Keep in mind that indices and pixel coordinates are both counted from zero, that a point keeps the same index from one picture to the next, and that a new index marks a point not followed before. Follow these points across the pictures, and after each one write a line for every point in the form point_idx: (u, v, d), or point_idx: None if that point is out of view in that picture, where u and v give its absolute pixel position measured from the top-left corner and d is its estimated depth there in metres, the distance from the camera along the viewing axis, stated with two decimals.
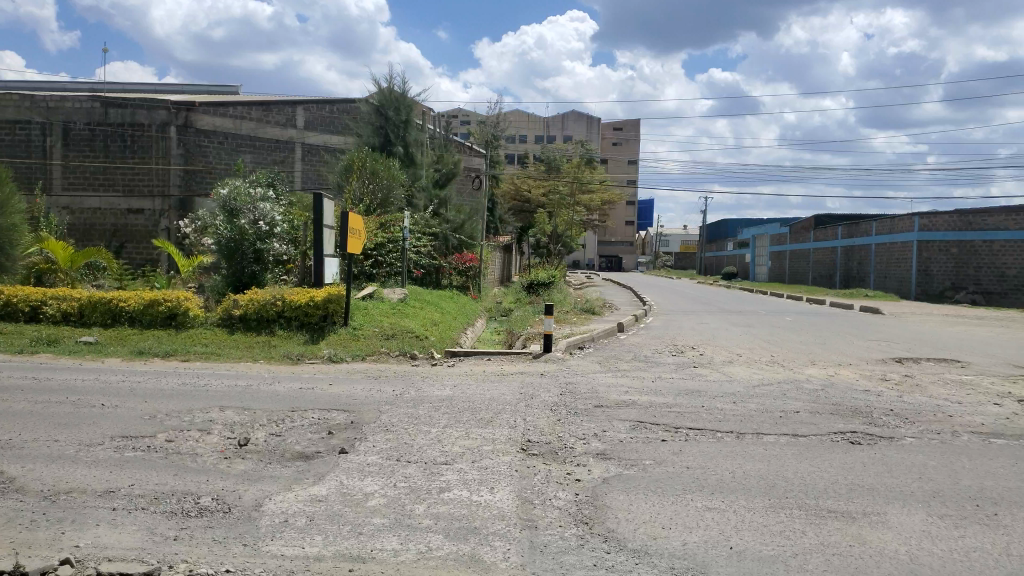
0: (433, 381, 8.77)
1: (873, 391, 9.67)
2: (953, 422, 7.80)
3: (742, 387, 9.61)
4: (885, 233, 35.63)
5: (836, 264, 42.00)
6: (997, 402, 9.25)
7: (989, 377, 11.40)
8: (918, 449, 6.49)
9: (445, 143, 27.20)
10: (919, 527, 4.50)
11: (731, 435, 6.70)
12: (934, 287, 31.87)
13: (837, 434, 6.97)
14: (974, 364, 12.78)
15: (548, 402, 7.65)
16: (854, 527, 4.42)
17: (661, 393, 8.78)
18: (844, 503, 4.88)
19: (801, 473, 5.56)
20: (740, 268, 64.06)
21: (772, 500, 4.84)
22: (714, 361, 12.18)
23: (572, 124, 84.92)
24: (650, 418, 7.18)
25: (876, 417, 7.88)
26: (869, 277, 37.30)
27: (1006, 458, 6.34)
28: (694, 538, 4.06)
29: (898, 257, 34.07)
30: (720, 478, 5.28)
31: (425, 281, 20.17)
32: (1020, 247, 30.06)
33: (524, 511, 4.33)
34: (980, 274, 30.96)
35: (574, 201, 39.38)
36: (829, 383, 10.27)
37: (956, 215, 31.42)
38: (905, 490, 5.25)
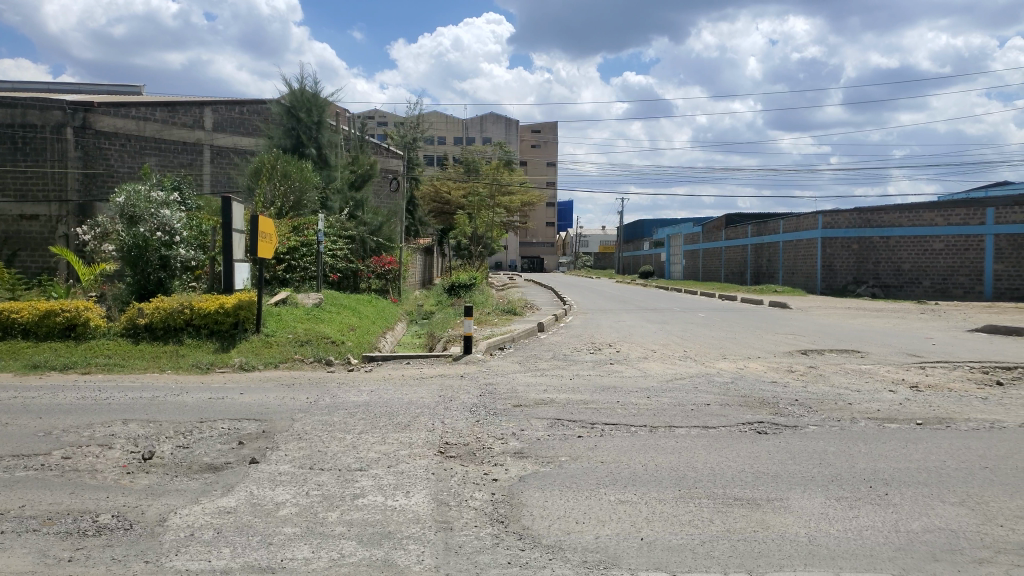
0: (350, 387, 8.65)
1: (779, 382, 10.09)
2: (852, 409, 8.25)
3: (656, 382, 9.88)
4: (791, 231, 37.23)
5: (747, 262, 43.57)
6: (893, 389, 9.83)
7: (885, 366, 12.08)
8: (818, 436, 6.82)
9: (362, 144, 26.82)
10: (818, 510, 4.73)
11: (645, 429, 6.88)
12: (838, 281, 33.70)
13: (745, 424, 7.26)
14: (872, 354, 13.50)
15: (467, 404, 7.67)
16: (759, 513, 4.61)
17: (578, 390, 8.93)
18: (750, 490, 5.09)
19: (710, 463, 5.77)
20: (657, 267, 65.67)
21: (682, 491, 5.00)
22: (630, 357, 12.46)
23: (490, 126, 85.26)
24: (567, 415, 7.31)
25: (782, 407, 8.24)
26: (778, 273, 38.87)
27: (898, 441, 6.73)
28: (606, 531, 4.16)
29: (804, 253, 35.68)
30: (633, 471, 5.42)
31: (342, 284, 19.88)
32: (913, 242, 31.86)
33: (440, 513, 4.34)
34: (879, 268, 32.66)
35: (495, 204, 38.43)
36: (738, 375, 10.68)
37: (855, 213, 33.23)
38: (806, 476, 5.51)
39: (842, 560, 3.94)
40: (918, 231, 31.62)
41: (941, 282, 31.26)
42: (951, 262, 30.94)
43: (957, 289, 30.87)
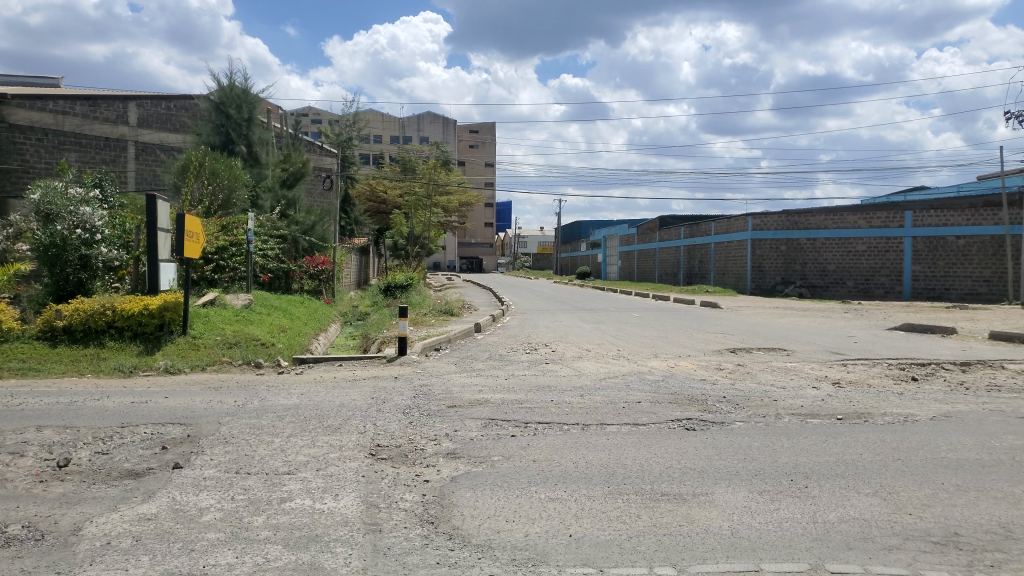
0: (279, 389, 8.51)
1: (708, 380, 10.36)
2: (777, 405, 8.53)
3: (590, 380, 10.01)
4: (723, 232, 38.25)
5: (680, 263, 44.53)
6: (816, 385, 10.21)
7: (809, 363, 12.52)
8: (743, 432, 7.03)
9: (295, 142, 26.35)
10: (741, 503, 4.88)
11: (577, 427, 6.97)
12: (767, 281, 34.70)
13: (675, 421, 7.43)
14: (797, 352, 13.97)
15: (400, 406, 7.62)
16: (684, 508, 4.73)
17: (513, 390, 8.98)
18: (676, 485, 5.21)
19: (639, 460, 5.88)
20: (593, 268, 66.48)
21: (611, 487, 5.09)
22: (565, 357, 12.57)
23: (427, 125, 84.82)
24: (501, 414, 7.34)
25: (710, 404, 8.45)
26: (710, 274, 39.87)
27: (819, 436, 7.00)
28: (536, 529, 4.20)
29: (735, 255, 36.71)
30: (564, 468, 5.49)
31: (273, 285, 19.49)
32: (838, 244, 33.10)
33: (369, 515, 4.31)
34: (805, 269, 33.82)
35: (431, 203, 38.04)
36: (669, 374, 10.90)
37: (783, 215, 34.33)
38: (731, 470, 5.68)
39: (762, 551, 4.07)
40: (843, 233, 32.87)
41: (863, 282, 32.54)
42: (873, 263, 32.21)
43: (878, 289, 32.16)
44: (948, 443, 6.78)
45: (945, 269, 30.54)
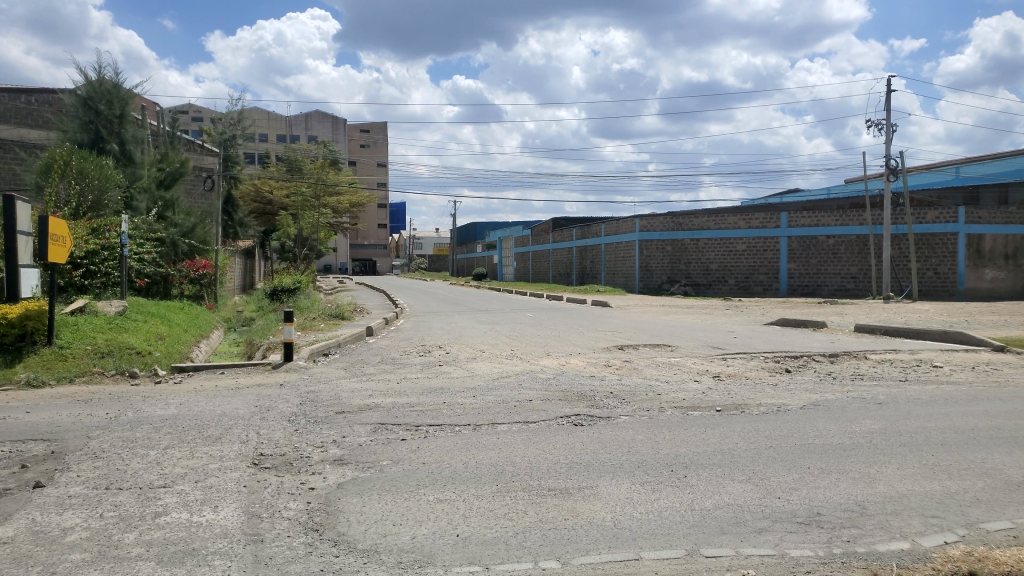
0: (157, 400, 8.11)
1: (597, 376, 10.66)
2: (661, 399, 8.89)
3: (482, 381, 10.07)
4: (612, 233, 39.39)
5: (572, 263, 45.46)
6: (697, 379, 10.71)
7: (693, 358, 13.08)
8: (628, 426, 7.28)
9: (173, 140, 25.12)
10: (624, 495, 5.06)
11: (468, 428, 7.00)
12: (654, 280, 36.09)
13: (563, 418, 7.60)
14: (681, 348, 14.55)
15: (286, 413, 7.44)
16: (570, 502, 4.86)
17: (404, 393, 8.91)
18: (563, 480, 5.34)
19: (527, 457, 5.98)
20: (489, 269, 66.95)
21: (499, 485, 5.17)
22: (459, 358, 12.59)
23: (316, 125, 82.83)
24: (392, 418, 7.29)
25: (598, 400, 8.70)
26: (601, 274, 40.97)
27: (698, 427, 7.33)
28: (423, 530, 4.21)
29: (624, 255, 37.97)
30: (453, 469, 5.52)
31: (150, 291, 18.53)
32: (719, 244, 34.66)
33: (250, 525, 4.19)
34: (689, 268, 35.29)
35: (320, 204, 37.15)
36: (559, 371, 11.11)
37: (668, 217, 35.73)
38: (615, 463, 5.87)
39: (642, 540, 4.23)
40: (724, 234, 34.45)
41: (743, 281, 34.22)
42: (753, 262, 33.93)
43: (757, 287, 33.88)
44: (815, 430, 7.26)
45: (817, 267, 32.50)
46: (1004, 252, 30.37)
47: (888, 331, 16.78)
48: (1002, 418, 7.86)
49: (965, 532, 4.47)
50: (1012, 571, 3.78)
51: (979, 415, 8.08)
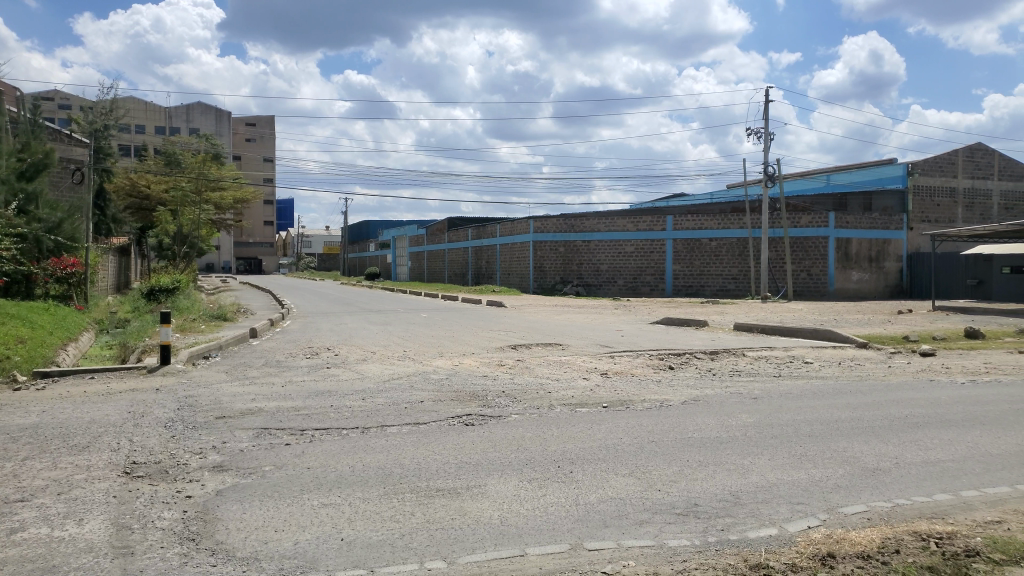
0: (18, 408, 7.57)
1: (489, 376, 10.73)
2: (552, 397, 9.04)
3: (371, 383, 9.90)
4: (507, 234, 39.87)
5: (467, 264, 45.51)
6: (586, 376, 10.95)
7: (583, 356, 13.37)
8: (518, 424, 7.36)
9: (34, 129, 23.30)
10: (511, 493, 5.12)
11: (355, 431, 6.89)
12: (548, 280, 36.95)
13: (454, 418, 7.60)
14: (572, 346, 14.85)
15: (161, 419, 7.08)
16: (458, 502, 4.87)
17: (290, 397, 8.68)
18: (450, 481, 5.34)
19: (415, 458, 5.96)
20: (382, 269, 66.08)
21: (386, 488, 5.11)
22: (348, 360, 12.36)
23: (198, 117, 79.21)
24: (276, 423, 7.07)
25: (489, 399, 8.76)
26: (496, 273, 41.30)
27: (585, 424, 7.52)
28: (306, 536, 4.12)
29: (518, 255, 38.61)
30: (339, 473, 5.42)
31: (9, 290, 17.21)
32: (610, 246, 35.64)
33: (120, 538, 3.98)
34: (581, 268, 36.19)
35: (201, 200, 35.48)
36: (451, 372, 11.10)
37: (561, 219, 36.48)
38: (503, 462, 5.92)
39: (527, 537, 4.30)
40: (614, 236, 35.42)
41: (632, 281, 35.26)
42: (641, 263, 34.99)
43: (645, 287, 34.97)
44: (695, 424, 7.58)
45: (701, 268, 33.87)
46: (868, 255, 32.70)
47: (764, 330, 17.74)
48: (863, 409, 8.47)
49: (826, 516, 4.80)
50: (866, 550, 4.08)
51: (843, 407, 8.69)
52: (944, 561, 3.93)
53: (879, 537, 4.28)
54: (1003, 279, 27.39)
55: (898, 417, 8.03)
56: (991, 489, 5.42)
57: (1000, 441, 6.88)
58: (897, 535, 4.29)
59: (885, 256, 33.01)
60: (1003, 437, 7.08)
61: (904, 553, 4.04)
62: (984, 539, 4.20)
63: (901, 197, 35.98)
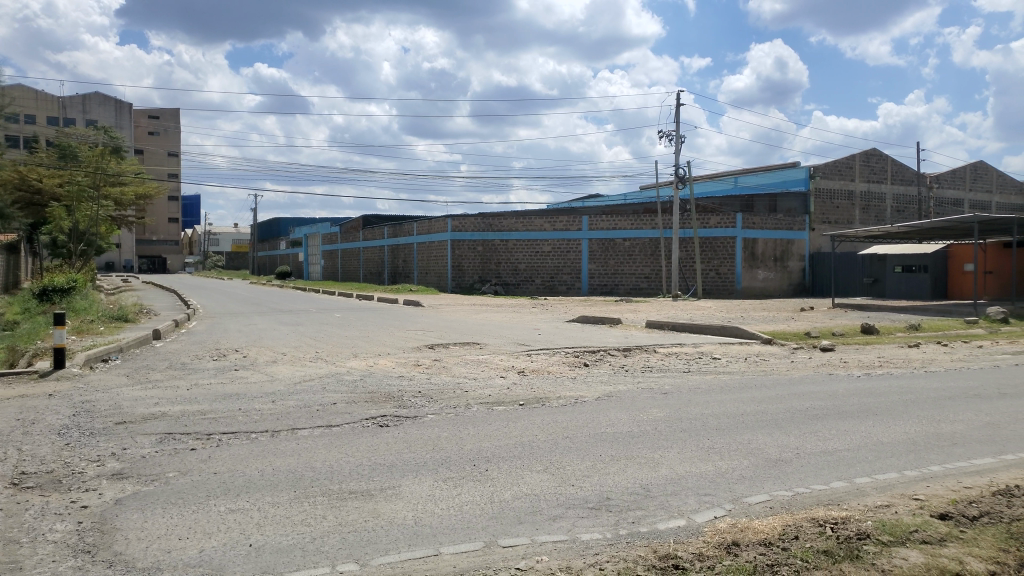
0: None
1: (405, 377, 10.63)
2: (469, 396, 9.06)
3: (283, 386, 9.65)
4: (424, 233, 39.61)
5: (383, 263, 44.99)
6: (503, 375, 11.01)
7: (499, 355, 13.43)
8: (433, 424, 7.33)
9: None
10: (426, 493, 5.09)
11: (265, 435, 6.71)
12: (466, 279, 36.90)
13: (368, 419, 7.51)
14: (489, 345, 14.89)
15: (55, 427, 6.69)
16: (372, 504, 4.81)
17: (195, 401, 8.37)
18: (364, 482, 5.27)
19: (328, 461, 5.85)
20: (294, 268, 64.57)
21: (297, 492, 4.99)
22: (258, 362, 12.00)
23: (96, 108, 75.37)
24: (181, 428, 6.81)
25: (405, 400, 8.69)
26: (412, 273, 41.00)
27: (501, 422, 7.56)
28: (212, 543, 3.98)
29: (436, 254, 38.42)
30: (247, 478, 5.27)
31: None
32: (527, 245, 35.90)
33: (7, 553, 3.75)
34: (500, 268, 36.28)
35: (99, 194, 33.67)
36: (366, 373, 10.95)
37: (479, 218, 36.50)
38: (418, 462, 5.89)
39: (441, 536, 4.29)
40: (531, 235, 35.69)
41: (548, 280, 35.64)
42: (557, 263, 35.41)
43: (561, 286, 35.40)
44: (607, 419, 7.74)
45: (616, 267, 34.54)
46: (773, 255, 34.09)
47: (674, 327, 18.24)
48: (767, 403, 8.84)
49: (731, 506, 4.99)
50: (768, 537, 4.25)
51: (748, 400, 9.04)
52: (840, 545, 4.14)
53: (781, 524, 4.47)
54: (895, 277, 29.03)
55: (799, 409, 8.43)
56: (882, 475, 5.76)
57: (891, 430, 7.31)
58: (797, 522, 4.50)
59: (788, 256, 34.47)
60: (893, 426, 7.53)
61: (803, 539, 4.23)
62: (875, 523, 4.45)
63: (803, 200, 37.70)
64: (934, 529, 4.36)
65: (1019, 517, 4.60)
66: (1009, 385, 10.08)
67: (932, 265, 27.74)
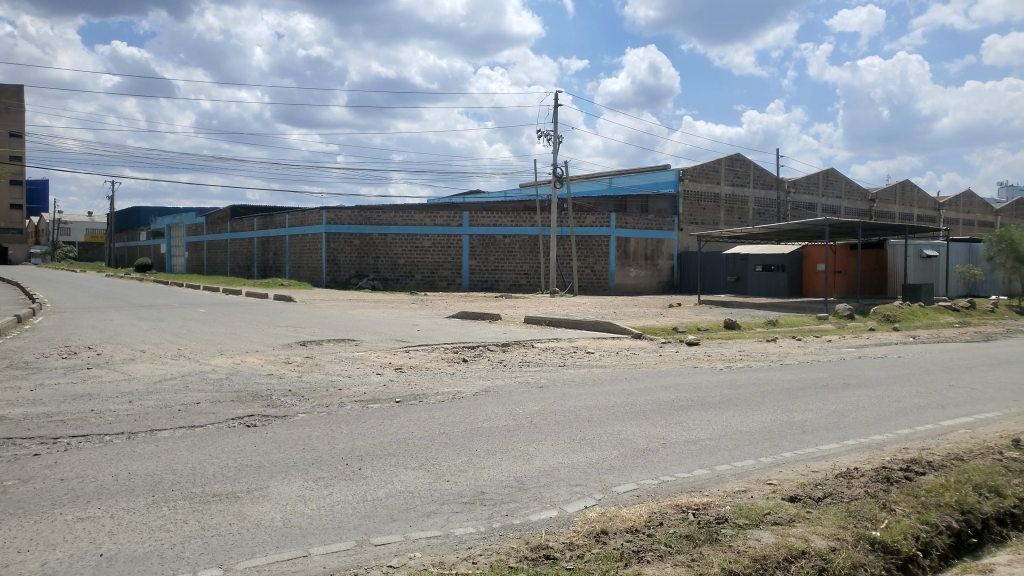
0: None
1: (275, 375, 10.27)
2: (342, 394, 8.87)
3: (141, 385, 9.09)
4: (297, 225, 38.41)
5: (253, 256, 43.27)
6: (379, 372, 10.86)
7: (375, 352, 13.23)
8: (303, 424, 7.12)
9: None
10: (295, 494, 4.94)
11: (120, 437, 6.30)
12: (342, 274, 36.07)
13: (234, 420, 7.19)
14: (364, 342, 14.64)
15: None
16: (237, 506, 4.62)
17: (41, 402, 7.73)
18: (229, 485, 5.06)
19: (189, 464, 5.55)
20: (156, 260, 60.99)
21: (154, 496, 4.72)
22: (113, 360, 11.24)
23: None
24: (22, 433, 6.26)
25: (275, 399, 8.39)
26: (284, 266, 39.69)
27: (375, 419, 7.45)
28: (56, 555, 3.71)
29: (309, 248, 37.37)
30: (99, 483, 4.93)
31: None
32: (405, 240, 35.48)
33: None
34: (377, 263, 35.67)
35: None
36: (233, 371, 10.49)
37: (356, 211, 35.81)
38: (288, 462, 5.71)
39: (311, 536, 4.18)
40: (410, 229, 35.31)
41: (427, 276, 35.40)
42: (436, 258, 35.24)
43: (441, 282, 35.26)
44: (483, 414, 7.79)
45: (495, 263, 34.84)
46: (645, 254, 35.44)
47: (550, 323, 18.61)
48: (638, 395, 9.16)
49: (600, 496, 5.14)
50: (634, 525, 4.42)
51: (619, 393, 9.35)
52: (700, 529, 4.37)
53: (646, 512, 4.66)
54: (755, 276, 30.88)
55: (666, 401, 8.81)
56: (739, 462, 6.11)
57: (749, 420, 7.77)
58: (662, 509, 4.70)
59: (659, 255, 35.92)
60: (751, 416, 8.00)
61: (666, 525, 4.42)
62: (732, 507, 4.71)
63: (673, 201, 39.42)
64: (784, 510, 4.67)
65: (857, 497, 5.01)
66: (853, 376, 10.95)
67: (789, 265, 29.80)
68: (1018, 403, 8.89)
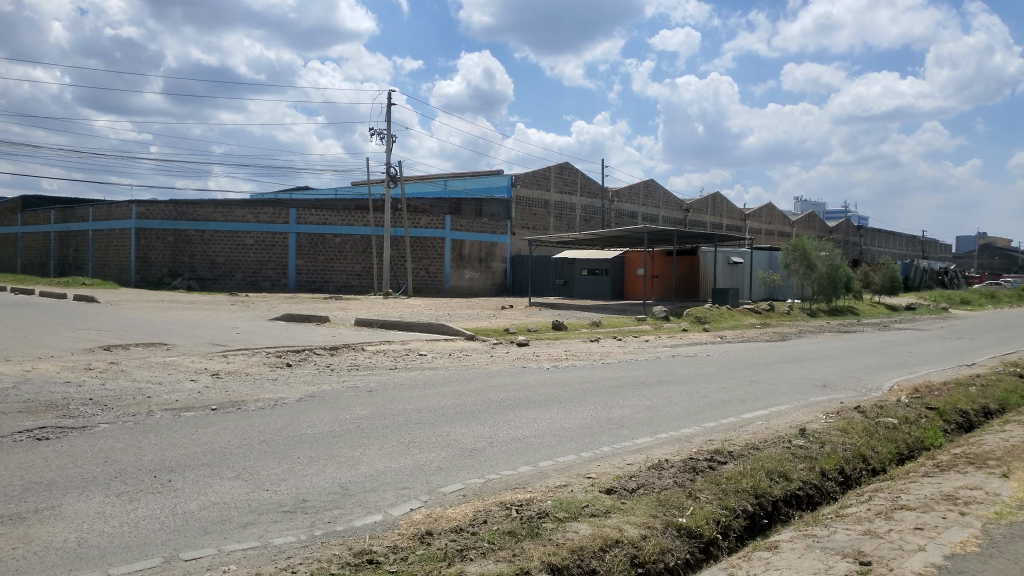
0: None
1: (72, 383, 9.36)
2: (151, 402, 8.24)
3: None
4: (102, 220, 35.26)
5: (50, 251, 39.20)
6: (194, 378, 10.23)
7: (190, 357, 12.44)
8: (106, 434, 6.56)
9: None
10: (93, 511, 4.54)
11: None
12: (153, 273, 33.49)
13: (21, 433, 6.46)
14: (177, 346, 13.71)
15: None
16: (22, 528, 4.18)
17: None
18: (15, 505, 4.56)
19: None
20: None
21: None
22: None
23: None
24: None
25: (72, 409, 7.64)
26: (87, 264, 36.31)
27: (189, 429, 7.00)
28: None
29: (116, 243, 34.43)
30: None
31: None
32: (226, 237, 33.58)
33: None
34: (194, 261, 33.49)
35: None
36: (22, 379, 9.43)
37: (169, 205, 33.42)
38: (87, 477, 5.24)
39: (111, 556, 3.87)
40: (231, 226, 33.46)
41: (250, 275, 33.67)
42: (260, 258, 33.63)
43: (265, 282, 33.66)
44: (308, 421, 7.54)
45: (324, 264, 33.88)
46: (476, 256, 35.95)
47: (380, 325, 18.42)
48: (467, 396, 9.28)
49: (426, 497, 5.15)
50: (459, 524, 4.47)
51: (449, 394, 9.43)
52: (522, 524, 4.50)
53: (471, 510, 4.73)
54: (581, 279, 32.27)
55: (494, 401, 8.98)
56: (561, 458, 6.36)
57: (572, 416, 8.11)
58: (487, 507, 4.79)
59: (490, 257, 36.54)
60: (574, 412, 8.34)
61: (490, 522, 4.51)
62: (553, 501, 4.89)
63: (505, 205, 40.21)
64: (601, 502, 4.93)
65: (666, 486, 5.37)
66: (666, 373, 11.74)
67: (612, 269, 31.36)
68: (806, 396, 9.93)
